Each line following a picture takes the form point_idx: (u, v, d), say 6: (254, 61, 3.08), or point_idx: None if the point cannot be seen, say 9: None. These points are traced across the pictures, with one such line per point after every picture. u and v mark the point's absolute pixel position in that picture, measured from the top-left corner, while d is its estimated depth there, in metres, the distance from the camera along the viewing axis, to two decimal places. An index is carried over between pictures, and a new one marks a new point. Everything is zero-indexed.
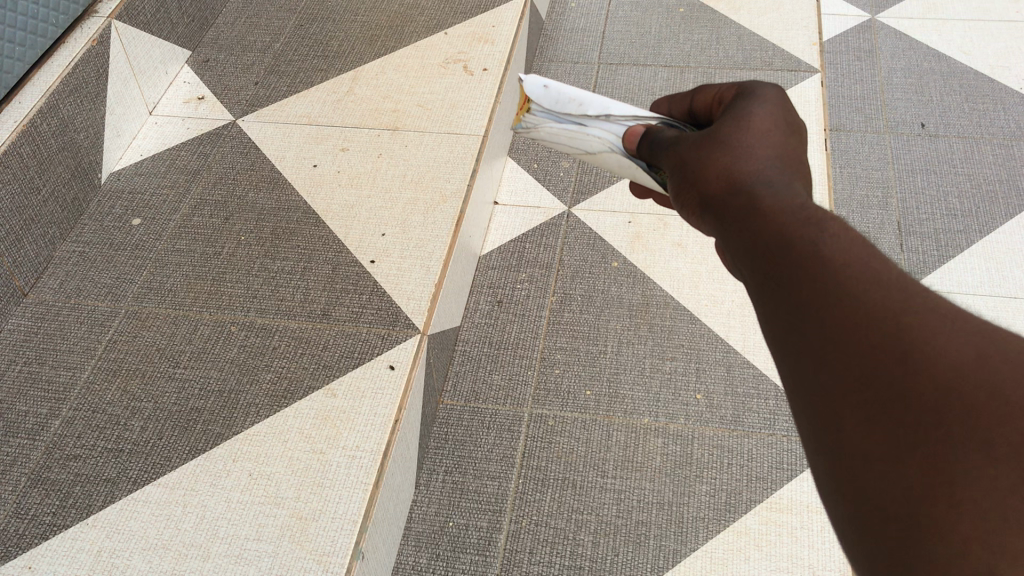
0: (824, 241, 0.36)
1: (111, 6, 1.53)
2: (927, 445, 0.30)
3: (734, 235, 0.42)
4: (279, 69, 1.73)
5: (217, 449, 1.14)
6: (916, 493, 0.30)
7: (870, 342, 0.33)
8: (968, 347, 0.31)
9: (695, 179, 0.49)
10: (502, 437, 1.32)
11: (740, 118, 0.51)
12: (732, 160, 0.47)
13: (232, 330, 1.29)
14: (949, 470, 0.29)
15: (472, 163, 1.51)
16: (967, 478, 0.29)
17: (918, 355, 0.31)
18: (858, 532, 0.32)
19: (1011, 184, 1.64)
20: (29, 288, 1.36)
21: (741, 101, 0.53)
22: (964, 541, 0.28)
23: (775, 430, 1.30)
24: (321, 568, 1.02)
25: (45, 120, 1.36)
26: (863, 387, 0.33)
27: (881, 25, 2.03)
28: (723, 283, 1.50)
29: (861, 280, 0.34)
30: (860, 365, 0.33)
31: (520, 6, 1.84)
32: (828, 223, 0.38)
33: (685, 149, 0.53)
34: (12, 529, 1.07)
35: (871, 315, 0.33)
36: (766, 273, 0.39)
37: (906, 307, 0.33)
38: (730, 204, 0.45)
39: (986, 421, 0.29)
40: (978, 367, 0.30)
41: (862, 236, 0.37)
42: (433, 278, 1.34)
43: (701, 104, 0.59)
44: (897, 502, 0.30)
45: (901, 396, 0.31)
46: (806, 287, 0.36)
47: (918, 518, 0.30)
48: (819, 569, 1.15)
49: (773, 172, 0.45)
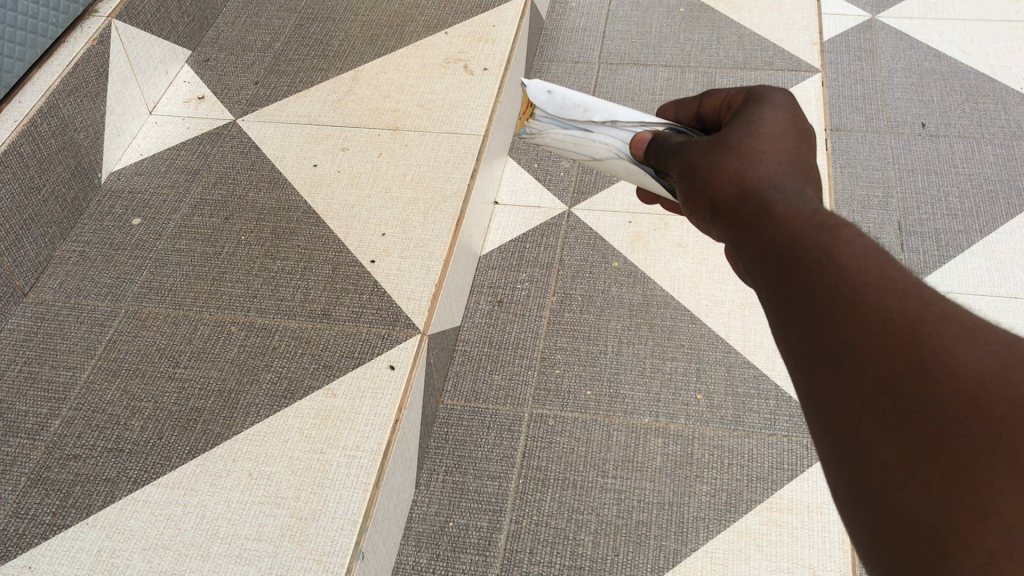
0: (838, 248, 0.36)
1: (112, 6, 1.53)
2: (950, 455, 0.30)
3: (746, 240, 0.42)
4: (279, 69, 1.73)
5: (217, 449, 1.14)
6: (938, 504, 0.30)
7: (886, 351, 0.32)
8: (988, 357, 0.31)
9: (704, 183, 0.49)
10: (502, 437, 1.32)
11: (748, 120, 0.50)
12: (742, 165, 0.47)
13: (231, 330, 1.29)
14: (973, 483, 0.29)
15: (473, 163, 1.51)
16: (993, 491, 0.29)
17: (939, 363, 0.31)
18: (877, 542, 0.31)
19: (1012, 184, 1.64)
20: (29, 288, 1.36)
21: (750, 104, 0.52)
22: (990, 554, 0.29)
23: (775, 429, 1.29)
24: (321, 568, 1.02)
25: (45, 119, 1.36)
26: (881, 395, 0.32)
27: (881, 25, 2.03)
28: (723, 283, 1.50)
29: (876, 286, 0.34)
30: (877, 373, 0.32)
31: (520, 6, 1.84)
32: (842, 229, 0.37)
33: (693, 154, 0.53)
34: (12, 529, 1.07)
35: (888, 324, 0.33)
36: (778, 280, 0.38)
37: (925, 317, 0.32)
38: (740, 209, 0.44)
39: (1012, 434, 0.29)
40: (1000, 379, 0.30)
41: (875, 242, 0.37)
42: (433, 277, 1.34)
43: (710, 108, 0.59)
44: (919, 514, 0.30)
45: (923, 406, 0.31)
46: (820, 294, 0.36)
47: (942, 530, 0.30)
48: (819, 569, 1.15)
49: (784, 177, 0.45)
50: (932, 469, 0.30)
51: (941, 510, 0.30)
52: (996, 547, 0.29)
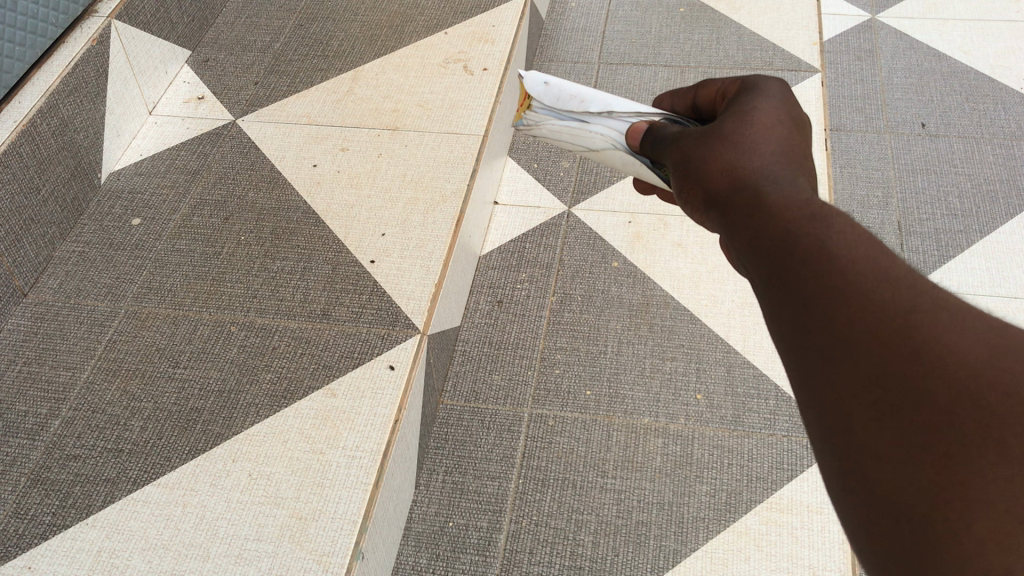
0: (830, 235, 0.36)
1: (111, 6, 1.53)
2: (941, 443, 0.30)
3: (739, 230, 0.42)
4: (279, 69, 1.73)
5: (217, 449, 1.14)
6: (928, 492, 0.29)
7: (878, 340, 0.33)
8: (979, 344, 0.31)
9: (696, 174, 0.49)
10: (501, 437, 1.32)
11: (742, 112, 0.51)
12: (734, 155, 0.47)
13: (231, 330, 1.29)
14: (963, 470, 0.29)
15: (472, 163, 1.51)
16: (983, 478, 0.29)
17: (929, 355, 0.31)
18: (871, 534, 0.31)
19: (1012, 184, 1.64)
20: (29, 288, 1.36)
21: (743, 95, 0.53)
22: (980, 543, 0.28)
23: (775, 430, 1.29)
24: (321, 567, 1.02)
25: (45, 120, 1.36)
26: (873, 384, 0.32)
27: (881, 25, 2.03)
28: (723, 283, 1.50)
29: (866, 276, 0.34)
30: (869, 364, 0.32)
31: (520, 6, 1.84)
32: (834, 218, 0.37)
33: (686, 144, 0.53)
34: (12, 529, 1.07)
35: (879, 312, 0.33)
36: (770, 268, 0.38)
37: (916, 306, 0.32)
38: (732, 199, 0.44)
39: (1003, 422, 0.29)
40: (991, 366, 0.30)
41: (867, 230, 0.37)
42: (433, 277, 1.34)
43: (705, 98, 0.59)
44: (910, 502, 0.30)
45: (915, 398, 0.31)
46: (812, 282, 0.36)
47: (932, 520, 0.29)
48: (819, 569, 1.15)
49: (775, 168, 0.45)
50: (926, 459, 0.30)
51: (931, 498, 0.29)
52: (988, 535, 0.28)
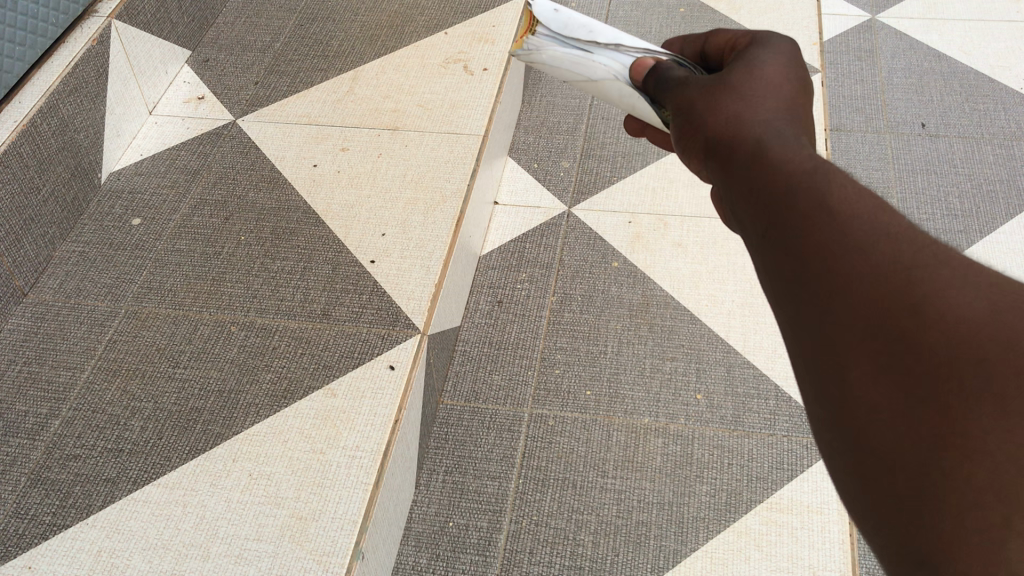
0: (832, 186, 0.37)
1: (112, 6, 1.53)
2: (935, 394, 0.30)
3: (738, 184, 0.42)
4: (279, 69, 1.73)
5: (217, 449, 1.14)
6: (922, 443, 0.30)
7: (876, 292, 0.33)
8: (980, 301, 0.31)
9: (696, 127, 0.49)
10: (502, 437, 1.32)
11: (746, 69, 0.50)
12: (734, 111, 0.47)
13: (231, 330, 1.29)
14: (957, 419, 0.30)
15: (472, 163, 1.51)
16: (979, 429, 0.29)
17: (927, 309, 0.32)
18: (862, 480, 0.32)
19: (1012, 185, 1.64)
20: (29, 288, 1.36)
21: (750, 51, 0.53)
22: (977, 495, 0.29)
23: (775, 430, 1.29)
24: (321, 567, 1.02)
25: (45, 120, 1.36)
26: (871, 334, 0.33)
27: (881, 25, 2.03)
28: (723, 283, 1.50)
29: (868, 229, 0.34)
30: (866, 315, 0.33)
31: (520, 6, 1.84)
32: (836, 174, 0.38)
33: (686, 97, 0.53)
34: (12, 529, 1.07)
35: (877, 265, 0.33)
36: (768, 219, 0.39)
37: (915, 262, 0.33)
38: (729, 155, 0.44)
39: (1000, 376, 0.30)
40: (990, 322, 0.31)
41: (867, 185, 0.37)
42: (433, 278, 1.34)
43: (715, 46, 0.59)
44: (900, 451, 0.31)
45: (912, 350, 0.31)
46: (810, 233, 0.36)
47: (927, 469, 0.30)
48: (819, 569, 1.15)
49: (777, 122, 0.45)
50: (921, 412, 0.31)
51: (925, 448, 0.30)
52: (981, 486, 0.29)
